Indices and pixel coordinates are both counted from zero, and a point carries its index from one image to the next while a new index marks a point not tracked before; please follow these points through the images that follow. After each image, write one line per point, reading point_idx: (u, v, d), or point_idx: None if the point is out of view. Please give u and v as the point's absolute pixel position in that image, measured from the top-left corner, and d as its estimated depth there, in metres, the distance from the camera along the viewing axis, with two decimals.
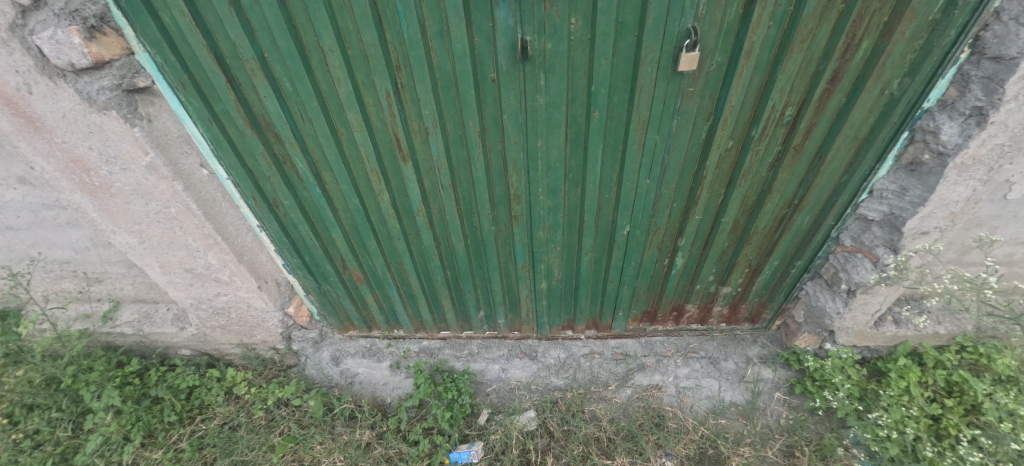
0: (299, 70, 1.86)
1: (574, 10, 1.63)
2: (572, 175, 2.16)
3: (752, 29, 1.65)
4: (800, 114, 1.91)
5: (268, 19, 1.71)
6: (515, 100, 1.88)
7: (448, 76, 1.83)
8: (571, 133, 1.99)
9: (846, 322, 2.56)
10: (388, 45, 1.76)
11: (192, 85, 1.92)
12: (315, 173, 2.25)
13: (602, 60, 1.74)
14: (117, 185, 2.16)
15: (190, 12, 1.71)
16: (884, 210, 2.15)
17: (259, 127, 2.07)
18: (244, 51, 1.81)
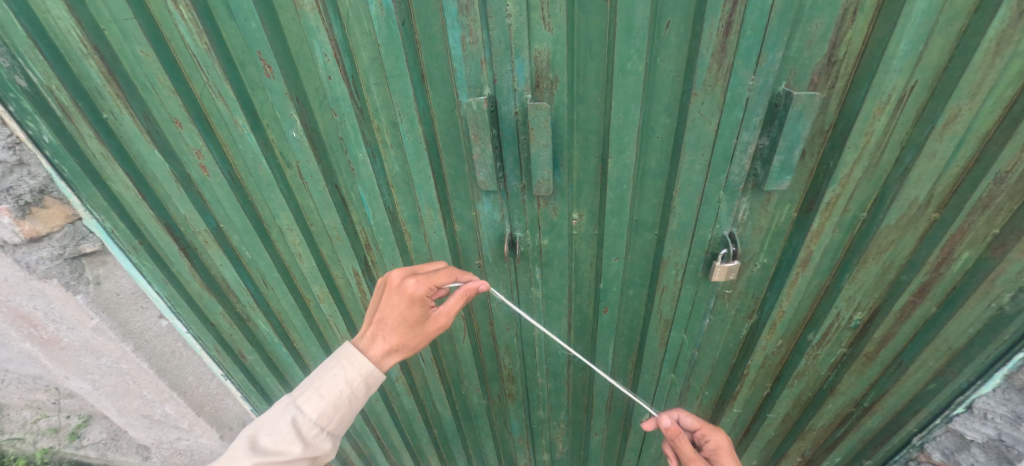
0: (257, 242, 1.58)
1: (575, 207, 1.29)
2: (579, 359, 1.77)
3: (813, 238, 1.26)
4: (874, 321, 1.48)
5: (220, 195, 1.47)
6: (505, 290, 1.53)
7: (425, 260, 1.51)
8: (576, 321, 1.62)
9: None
10: (355, 225, 1.48)
11: (145, 249, 1.67)
12: (281, 333, 1.94)
13: (612, 259, 1.37)
14: (65, 339, 1.93)
15: (137, 186, 1.48)
16: (989, 432, 1.51)
17: (218, 289, 1.80)
18: (196, 223, 1.56)
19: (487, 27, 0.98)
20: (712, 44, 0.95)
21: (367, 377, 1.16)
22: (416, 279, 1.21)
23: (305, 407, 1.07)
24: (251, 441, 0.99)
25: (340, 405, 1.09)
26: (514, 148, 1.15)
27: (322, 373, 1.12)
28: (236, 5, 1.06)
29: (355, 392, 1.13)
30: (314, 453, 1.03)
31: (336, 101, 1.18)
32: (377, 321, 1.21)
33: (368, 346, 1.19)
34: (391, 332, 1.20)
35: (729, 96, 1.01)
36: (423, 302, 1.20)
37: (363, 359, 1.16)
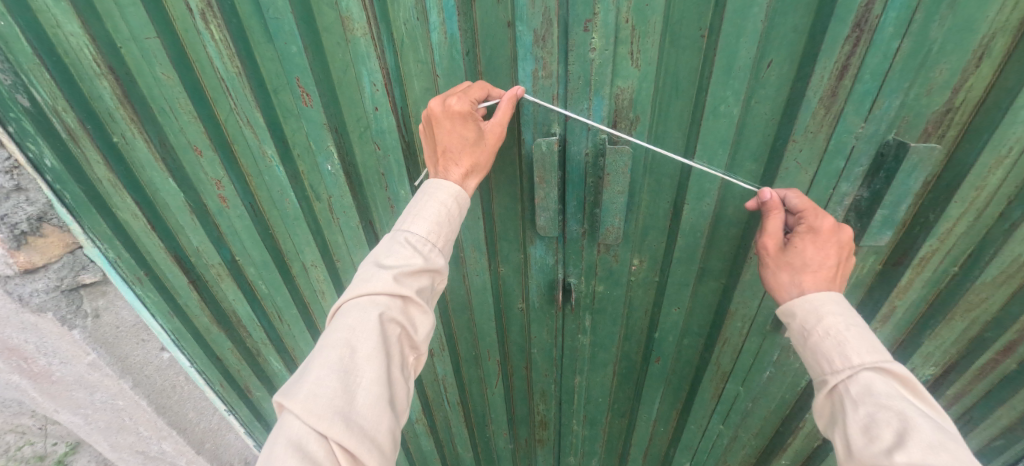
0: (275, 279, 1.43)
1: (637, 252, 1.17)
2: (618, 407, 1.63)
3: (899, 294, 1.15)
4: (948, 376, 1.36)
5: (238, 228, 1.33)
6: (548, 335, 1.40)
7: (463, 301, 1.38)
8: (621, 368, 1.49)
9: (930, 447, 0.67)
10: None
11: (151, 281, 1.51)
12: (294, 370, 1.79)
13: (672, 309, 1.24)
14: (57, 373, 1.77)
15: (147, 215, 1.34)
16: None
17: (228, 324, 1.65)
18: (210, 256, 1.42)
19: (566, 61, 0.87)
20: (821, 88, 0.84)
21: (463, 200, 0.90)
22: (458, 95, 0.86)
23: (412, 227, 0.87)
24: (376, 264, 0.83)
25: (444, 221, 0.88)
26: (579, 190, 1.03)
27: (420, 200, 0.89)
28: (276, 27, 0.94)
29: (456, 211, 0.90)
30: (436, 268, 0.86)
31: (381, 134, 1.05)
32: (444, 153, 0.89)
33: (446, 174, 0.89)
34: (471, 158, 0.88)
35: (831, 144, 0.90)
36: (473, 119, 0.86)
37: (443, 182, 0.89)
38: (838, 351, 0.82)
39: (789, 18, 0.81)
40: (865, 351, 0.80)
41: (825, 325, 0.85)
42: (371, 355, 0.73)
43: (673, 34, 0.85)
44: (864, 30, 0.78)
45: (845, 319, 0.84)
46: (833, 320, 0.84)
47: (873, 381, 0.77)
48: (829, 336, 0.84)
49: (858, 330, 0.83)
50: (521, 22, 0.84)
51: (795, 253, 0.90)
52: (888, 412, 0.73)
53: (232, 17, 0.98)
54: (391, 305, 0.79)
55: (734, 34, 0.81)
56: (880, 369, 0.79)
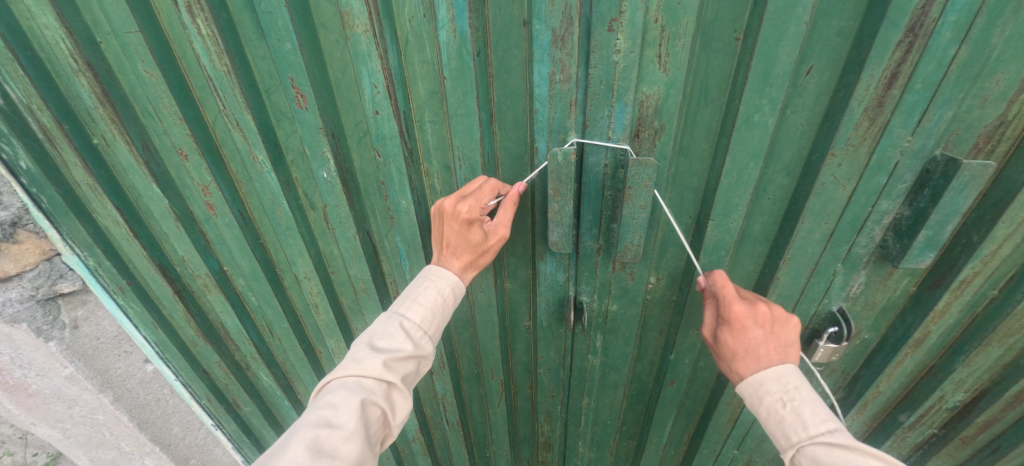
0: (265, 291, 1.34)
1: (654, 270, 1.09)
2: (627, 429, 1.54)
3: (935, 319, 1.06)
4: (978, 403, 1.25)
5: (226, 237, 1.24)
6: (556, 355, 1.31)
7: (466, 317, 1.30)
8: (632, 390, 1.41)
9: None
10: (385, 276, 1.26)
11: (134, 290, 1.42)
12: (285, 385, 1.69)
13: (690, 330, 1.16)
14: (34, 386, 1.65)
15: (128, 222, 1.25)
16: None
17: (215, 337, 1.55)
18: (196, 266, 1.33)
19: (587, 63, 0.80)
20: (867, 98, 0.77)
21: (456, 291, 0.98)
22: (468, 200, 0.89)
23: (408, 313, 0.93)
24: (367, 346, 0.87)
25: (437, 312, 0.95)
26: (596, 204, 0.95)
27: (417, 288, 0.96)
28: (268, 22, 0.86)
29: (449, 304, 0.97)
30: (424, 354, 0.91)
31: (381, 140, 0.97)
32: (449, 248, 0.96)
33: (448, 265, 0.97)
34: (471, 255, 0.95)
35: (874, 159, 0.83)
36: (479, 225, 0.91)
37: (445, 275, 0.97)
38: (781, 428, 0.83)
39: (833, 21, 0.74)
40: (807, 427, 0.80)
41: (766, 403, 0.86)
42: (350, 436, 0.74)
43: (704, 37, 0.78)
44: (918, 35, 0.71)
45: (782, 392, 0.85)
46: (771, 396, 0.85)
47: (818, 454, 0.77)
48: (772, 414, 0.84)
49: (797, 401, 0.83)
50: (538, 20, 0.77)
51: (724, 346, 0.92)
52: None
53: (221, 10, 0.90)
54: (376, 389, 0.82)
55: (775, 37, 0.73)
56: (823, 437, 0.78)
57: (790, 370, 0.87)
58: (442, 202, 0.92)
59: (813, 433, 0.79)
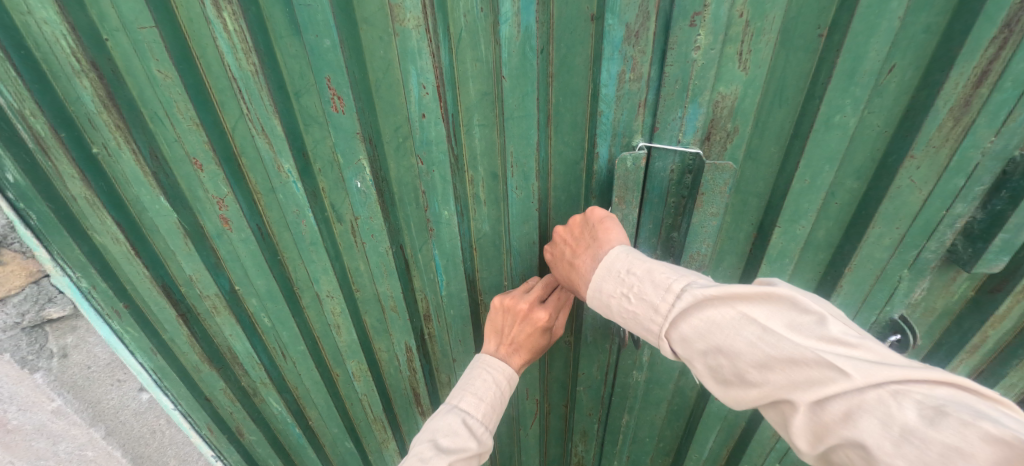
0: (282, 311, 1.24)
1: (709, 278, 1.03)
2: (664, 445, 1.47)
3: (994, 325, 1.03)
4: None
5: (241, 254, 1.13)
6: (598, 371, 1.24)
7: None
8: (674, 404, 1.34)
9: (770, 387, 0.58)
10: (416, 293, 1.17)
11: (132, 314, 1.29)
12: (296, 411, 1.56)
13: None
14: (12, 422, 1.45)
15: (130, 238, 1.14)
16: None
17: (221, 361, 1.42)
18: (205, 286, 1.21)
19: (661, 62, 0.75)
20: (954, 97, 0.74)
21: (512, 382, 1.00)
22: (549, 307, 0.95)
23: (468, 408, 0.94)
24: (432, 445, 0.89)
25: (496, 405, 0.96)
26: (659, 211, 0.88)
27: (474, 381, 0.98)
28: (305, 16, 0.78)
29: (506, 394, 0.99)
30: (485, 450, 0.92)
31: (425, 146, 0.89)
32: (512, 348, 0.98)
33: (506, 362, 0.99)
34: (531, 355, 0.99)
35: (955, 160, 0.79)
36: (551, 329, 0.97)
37: (504, 371, 0.98)
38: (642, 327, 0.72)
39: (923, 16, 0.71)
40: (655, 305, 0.69)
41: (619, 307, 0.74)
42: None
43: (785, 33, 0.73)
44: (1014, 31, 0.67)
45: (621, 287, 0.74)
46: (616, 302, 0.74)
47: (686, 329, 0.65)
48: (629, 317, 0.73)
49: (638, 286, 0.72)
50: (611, 15, 0.71)
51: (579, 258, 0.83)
52: (716, 361, 0.63)
53: (250, 4, 0.81)
54: None
55: (865, 33, 0.69)
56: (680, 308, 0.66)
57: (615, 257, 0.76)
58: (523, 303, 0.95)
59: (667, 311, 0.67)
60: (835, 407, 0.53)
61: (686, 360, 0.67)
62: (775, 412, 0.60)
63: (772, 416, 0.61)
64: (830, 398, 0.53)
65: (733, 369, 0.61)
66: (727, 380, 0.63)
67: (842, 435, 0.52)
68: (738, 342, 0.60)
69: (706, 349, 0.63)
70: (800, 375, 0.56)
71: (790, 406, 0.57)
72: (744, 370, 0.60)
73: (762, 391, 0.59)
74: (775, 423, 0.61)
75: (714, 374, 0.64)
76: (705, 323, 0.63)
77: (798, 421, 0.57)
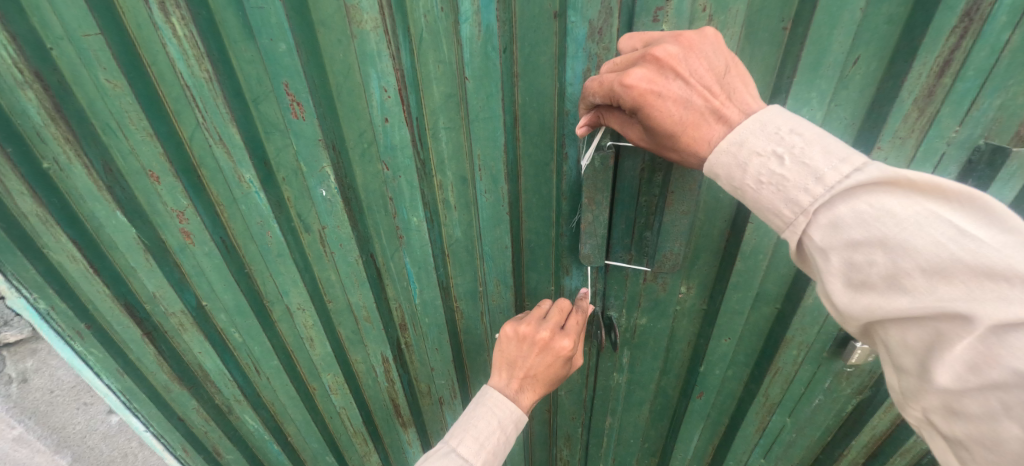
0: (252, 326, 1.20)
1: (685, 277, 1.03)
2: (650, 446, 1.46)
3: None
4: None
5: (206, 268, 1.09)
6: (579, 375, 1.23)
7: (478, 342, 1.20)
8: (656, 404, 1.33)
9: (937, 297, 0.51)
10: (390, 302, 1.14)
11: (95, 335, 1.24)
12: (274, 428, 1.52)
13: (721, 340, 1.09)
14: None
15: (87, 256, 1.08)
16: None
17: (192, 380, 1.36)
18: (170, 302, 1.17)
19: None
20: (917, 87, 0.74)
21: (517, 425, 0.98)
22: (570, 334, 0.94)
23: (468, 454, 0.92)
24: None
25: (496, 452, 0.94)
26: (631, 210, 0.88)
27: (472, 421, 0.96)
28: (257, 19, 0.75)
29: (508, 439, 0.97)
30: None
31: (390, 152, 0.87)
32: (528, 379, 0.96)
33: (517, 398, 0.97)
34: (545, 386, 0.98)
35: (921, 150, 0.80)
36: (570, 357, 0.95)
37: (512, 411, 0.97)
38: (783, 198, 0.61)
39: (884, 7, 0.70)
40: (811, 176, 0.58)
41: (756, 172, 0.62)
42: None
43: (750, 26, 0.72)
44: (974, 19, 0.68)
45: (775, 146, 0.61)
46: (755, 167, 0.62)
47: (845, 212, 0.57)
48: (763, 188, 0.62)
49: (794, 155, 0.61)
50: (573, 11, 0.70)
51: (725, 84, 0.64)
52: (872, 254, 0.55)
53: (200, 8, 0.78)
54: None
55: (828, 24, 0.69)
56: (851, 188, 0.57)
57: (774, 115, 0.62)
58: (545, 333, 0.93)
59: (833, 184, 0.57)
60: (1017, 340, 0.47)
61: (819, 249, 0.60)
62: (915, 327, 0.54)
63: (902, 332, 0.56)
64: (1014, 328, 0.47)
65: (892, 267, 0.54)
66: (871, 278, 0.56)
67: (1011, 369, 0.47)
68: (919, 236, 0.52)
69: (866, 237, 0.55)
70: (981, 289, 0.49)
71: (949, 325, 0.51)
72: (905, 268, 0.53)
73: (923, 298, 0.52)
74: (900, 341, 0.56)
75: (856, 270, 0.57)
76: (880, 209, 0.54)
77: (950, 341, 0.51)
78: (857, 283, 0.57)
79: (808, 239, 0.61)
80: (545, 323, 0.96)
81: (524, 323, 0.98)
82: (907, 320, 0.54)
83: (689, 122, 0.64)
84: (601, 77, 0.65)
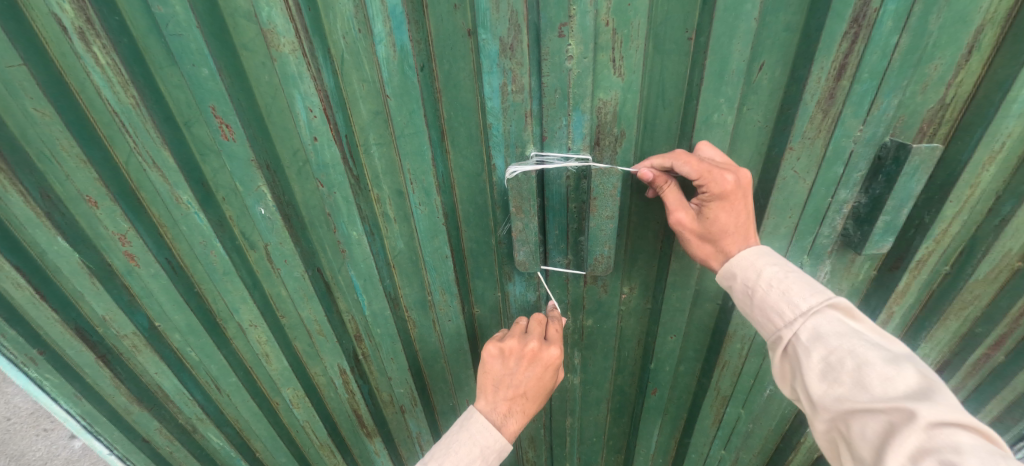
0: (206, 345, 1.20)
1: (626, 278, 1.06)
2: (614, 442, 1.48)
3: (897, 300, 1.08)
4: (941, 375, 1.31)
5: (154, 290, 1.09)
6: None
7: (433, 350, 1.21)
8: (615, 402, 1.36)
9: (890, 393, 0.63)
10: (343, 314, 1.16)
11: (49, 360, 1.22)
12: (241, 444, 1.52)
13: (668, 337, 1.12)
14: None
15: (33, 283, 1.07)
16: None
17: (152, 401, 1.36)
18: (120, 326, 1.16)
19: (539, 72, 0.75)
20: (819, 90, 0.77)
21: (501, 453, 0.97)
22: (556, 343, 0.96)
23: None
24: None
25: None
26: (563, 216, 0.90)
27: (455, 446, 0.94)
28: (177, 46, 0.75)
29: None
30: None
31: (322, 169, 0.88)
32: (518, 397, 0.96)
33: (504, 422, 0.96)
34: (532, 403, 0.98)
35: (830, 149, 0.83)
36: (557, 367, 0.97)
37: (497, 439, 0.95)
38: (785, 301, 0.79)
39: (781, 16, 0.74)
40: (803, 295, 0.78)
41: (769, 282, 0.82)
42: None
43: (656, 38, 0.76)
44: (863, 25, 0.71)
45: (782, 271, 0.82)
46: (766, 274, 0.82)
47: (825, 324, 0.75)
48: (769, 291, 0.82)
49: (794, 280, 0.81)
50: (484, 30, 0.72)
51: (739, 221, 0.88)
52: (841, 355, 0.70)
53: (122, 36, 0.79)
54: None
55: (727, 34, 0.72)
56: (829, 311, 0.76)
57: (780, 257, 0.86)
58: (533, 344, 0.94)
59: (822, 300, 0.76)
60: (948, 433, 0.57)
61: (805, 348, 0.75)
62: (869, 419, 0.64)
63: (861, 424, 0.65)
64: (946, 426, 0.58)
65: (856, 367, 0.68)
66: (842, 374, 0.69)
67: (946, 458, 0.55)
68: (875, 351, 0.68)
69: (840, 341, 0.71)
70: (918, 394, 0.61)
71: (894, 417, 0.62)
72: (864, 369, 0.67)
73: (879, 392, 0.64)
74: (859, 433, 0.65)
75: (830, 368, 0.71)
76: (850, 328, 0.73)
77: (894, 431, 0.61)
78: (831, 378, 0.71)
79: (797, 342, 0.77)
80: (529, 335, 0.97)
81: (508, 340, 0.98)
82: (864, 410, 0.65)
83: (723, 228, 0.84)
84: (699, 160, 0.77)
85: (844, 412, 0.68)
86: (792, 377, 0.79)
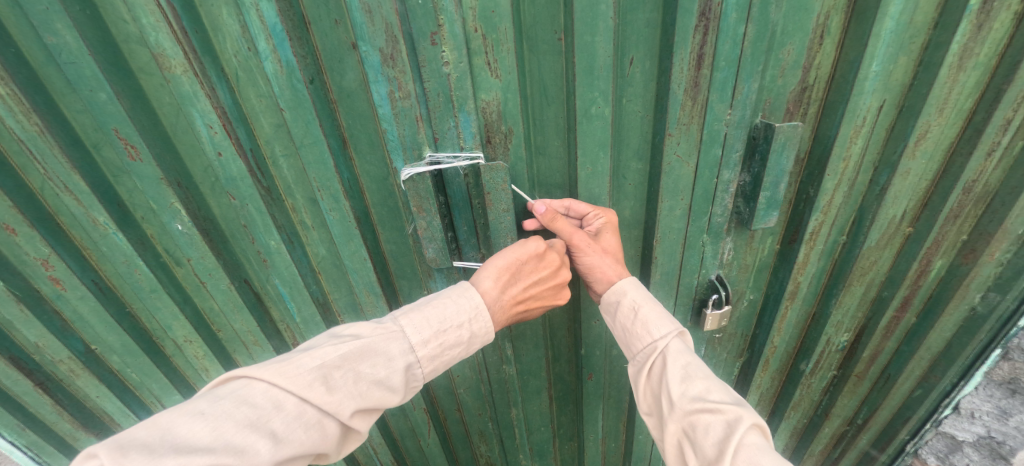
0: (145, 364, 1.21)
1: None
2: (564, 430, 1.54)
3: (802, 269, 1.14)
4: (861, 340, 1.39)
5: (84, 313, 1.09)
6: (471, 371, 1.28)
7: None
8: (558, 391, 1.42)
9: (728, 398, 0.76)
10: (277, 323, 1.20)
11: None
12: None
13: (592, 321, 1.20)
14: None
15: None
16: (978, 431, 1.53)
17: (99, 425, 1.36)
18: (55, 351, 1.16)
19: (420, 78, 0.81)
20: (683, 79, 0.83)
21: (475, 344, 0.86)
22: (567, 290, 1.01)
23: (414, 335, 0.79)
24: (352, 338, 0.76)
25: (447, 347, 0.81)
26: (467, 213, 0.95)
27: (449, 328, 0.81)
28: (73, 72, 0.78)
29: (467, 347, 0.84)
30: (395, 387, 0.77)
31: (231, 182, 0.91)
32: (519, 304, 0.90)
33: (495, 312, 0.86)
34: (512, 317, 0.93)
35: (705, 134, 0.90)
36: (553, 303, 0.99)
37: (485, 329, 0.85)
38: (661, 318, 0.90)
39: (640, 14, 0.80)
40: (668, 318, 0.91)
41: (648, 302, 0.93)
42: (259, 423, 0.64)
43: (530, 41, 0.82)
44: (710, 19, 0.78)
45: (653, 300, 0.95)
46: (648, 297, 0.93)
47: (682, 347, 0.87)
48: (650, 311, 0.91)
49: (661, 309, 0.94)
50: (363, 42, 0.76)
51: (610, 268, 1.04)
52: (698, 369, 0.82)
53: (20, 66, 0.81)
54: (318, 398, 0.69)
55: (588, 32, 0.78)
56: (682, 340, 0.90)
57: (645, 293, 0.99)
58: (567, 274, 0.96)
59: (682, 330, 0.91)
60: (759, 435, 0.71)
61: (670, 360, 0.85)
62: (710, 419, 0.75)
63: (702, 424, 0.75)
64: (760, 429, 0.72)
65: (706, 378, 0.80)
66: (697, 382, 0.80)
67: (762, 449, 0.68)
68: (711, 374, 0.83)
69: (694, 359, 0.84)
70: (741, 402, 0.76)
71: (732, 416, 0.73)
72: (709, 382, 0.79)
73: (720, 396, 0.77)
74: (703, 433, 0.74)
75: (688, 377, 0.82)
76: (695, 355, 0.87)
77: (732, 429, 0.72)
78: (685, 386, 0.81)
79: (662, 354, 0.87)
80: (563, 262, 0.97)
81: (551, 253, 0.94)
82: (708, 415, 0.75)
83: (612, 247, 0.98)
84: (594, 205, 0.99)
85: (692, 414, 0.77)
86: (648, 390, 0.87)
